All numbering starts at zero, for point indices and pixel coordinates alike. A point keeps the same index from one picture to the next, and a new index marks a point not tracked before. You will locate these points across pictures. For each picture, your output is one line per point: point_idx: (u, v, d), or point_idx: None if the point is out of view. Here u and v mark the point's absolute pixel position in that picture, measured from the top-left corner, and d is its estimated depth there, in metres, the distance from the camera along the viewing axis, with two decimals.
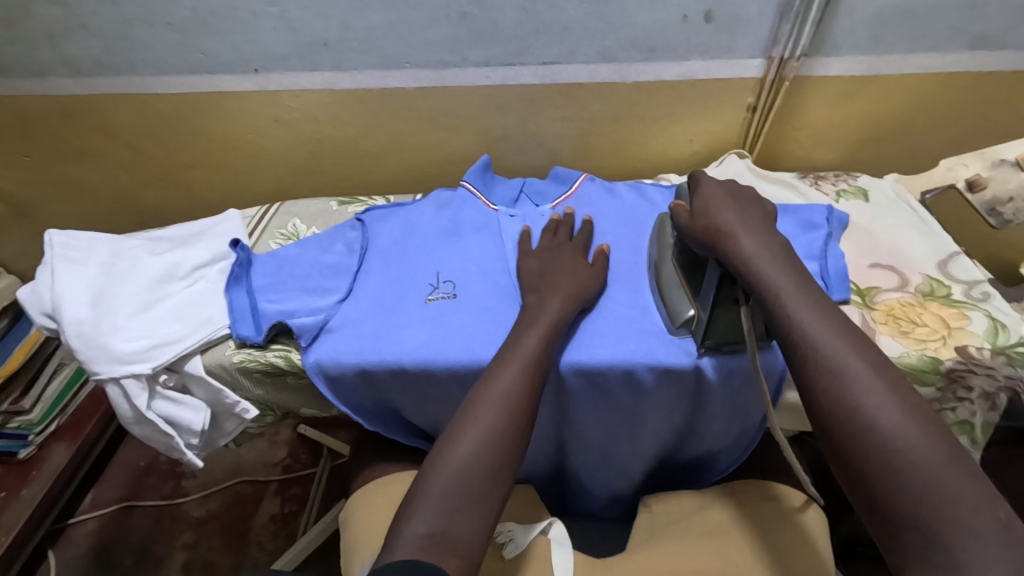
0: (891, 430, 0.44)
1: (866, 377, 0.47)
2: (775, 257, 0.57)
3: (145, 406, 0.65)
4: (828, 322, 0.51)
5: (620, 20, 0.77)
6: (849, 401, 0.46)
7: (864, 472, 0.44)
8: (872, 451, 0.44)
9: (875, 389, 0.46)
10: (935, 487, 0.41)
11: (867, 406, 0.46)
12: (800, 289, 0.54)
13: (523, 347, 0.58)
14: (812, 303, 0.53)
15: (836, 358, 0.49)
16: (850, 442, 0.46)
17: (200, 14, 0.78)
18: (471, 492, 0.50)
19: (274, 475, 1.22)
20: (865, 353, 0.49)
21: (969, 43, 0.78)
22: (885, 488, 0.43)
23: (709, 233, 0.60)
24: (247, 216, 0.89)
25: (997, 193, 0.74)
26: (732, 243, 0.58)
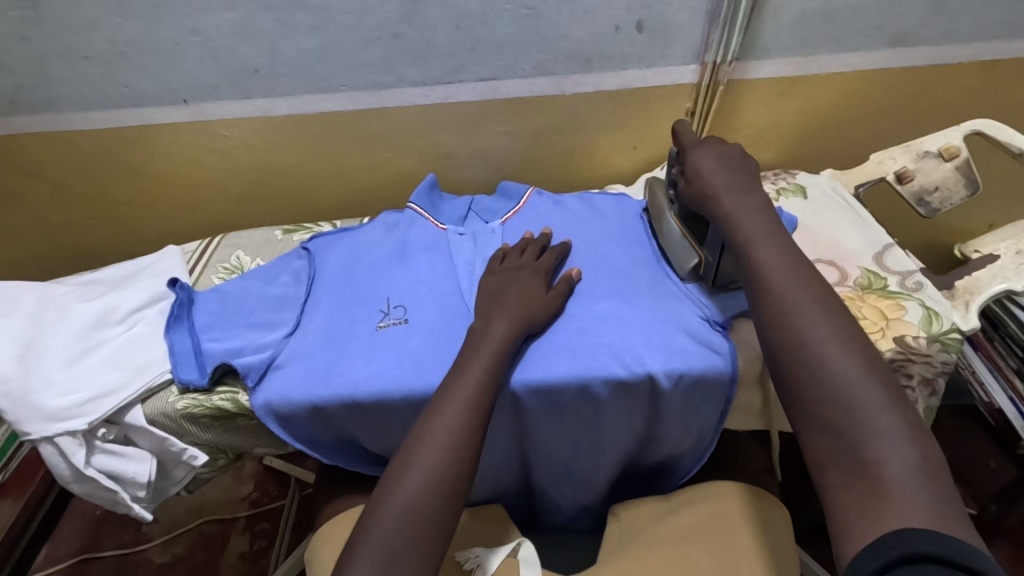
0: (802, 320, 0.52)
1: (792, 278, 0.55)
2: (740, 189, 0.63)
3: (83, 463, 0.62)
4: (768, 234, 0.59)
5: (554, 34, 0.78)
6: (780, 298, 0.54)
7: (779, 357, 0.52)
8: (788, 340, 0.52)
9: (796, 287, 0.54)
10: (833, 367, 0.49)
11: (789, 303, 0.53)
12: (751, 210, 0.62)
13: (467, 378, 0.58)
14: (759, 217, 0.61)
15: (765, 262, 0.57)
16: (768, 330, 0.54)
17: (120, 47, 0.75)
18: (415, 537, 0.51)
19: (241, 512, 1.17)
20: (799, 260, 0.57)
21: (888, 41, 0.81)
22: (792, 368, 0.51)
23: (696, 191, 0.65)
24: (188, 251, 0.86)
25: (924, 184, 0.77)
26: (708, 189, 0.64)
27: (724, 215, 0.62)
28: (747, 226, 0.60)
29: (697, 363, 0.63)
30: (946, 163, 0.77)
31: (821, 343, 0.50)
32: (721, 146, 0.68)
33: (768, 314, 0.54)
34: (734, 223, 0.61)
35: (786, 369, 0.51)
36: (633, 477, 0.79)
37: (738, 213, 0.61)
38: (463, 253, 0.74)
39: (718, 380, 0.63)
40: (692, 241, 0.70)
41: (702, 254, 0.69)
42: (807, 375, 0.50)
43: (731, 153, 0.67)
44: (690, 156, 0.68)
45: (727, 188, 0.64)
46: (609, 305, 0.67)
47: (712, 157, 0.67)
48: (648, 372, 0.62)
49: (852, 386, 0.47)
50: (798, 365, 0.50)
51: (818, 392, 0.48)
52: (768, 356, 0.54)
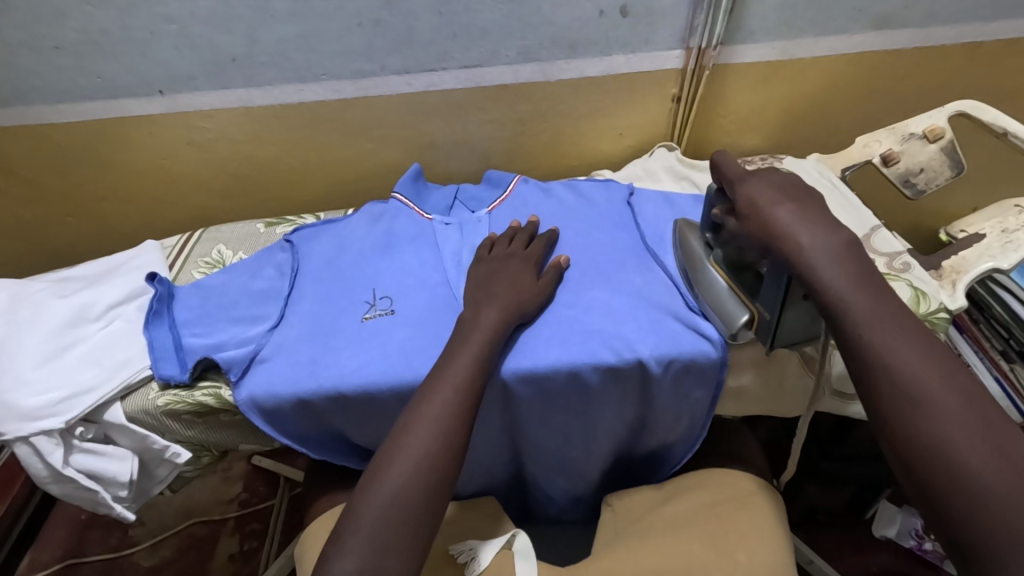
0: (949, 427, 0.42)
1: (915, 360, 0.45)
2: (816, 225, 0.53)
3: (60, 463, 0.60)
4: (867, 293, 0.49)
5: (538, 19, 0.77)
6: (908, 392, 0.44)
7: (922, 474, 0.42)
8: (934, 456, 0.41)
9: (926, 373, 0.44)
10: (1011, 502, 0.38)
11: (923, 399, 0.43)
12: (839, 256, 0.50)
13: (456, 366, 0.57)
14: (847, 272, 0.50)
15: (880, 341, 0.46)
16: (896, 432, 0.43)
17: (92, 37, 0.73)
18: (403, 525, 0.50)
19: (231, 512, 1.15)
20: (916, 333, 0.46)
21: (872, 23, 0.81)
22: (947, 495, 0.40)
23: (759, 229, 0.54)
24: (167, 246, 0.84)
25: (909, 166, 0.78)
26: (779, 228, 0.53)
27: (808, 265, 0.51)
28: (843, 284, 0.49)
29: (687, 348, 0.62)
30: (930, 145, 0.76)
31: (982, 461, 0.40)
32: (777, 176, 0.58)
33: (887, 395, 0.45)
34: (823, 278, 0.49)
35: (935, 494, 0.41)
36: (625, 466, 0.79)
37: (823, 255, 0.50)
38: (450, 243, 0.73)
39: (709, 365, 0.63)
40: (740, 294, 0.62)
41: (754, 310, 0.60)
42: (974, 509, 0.39)
43: (791, 183, 0.57)
44: (743, 189, 0.57)
45: (803, 225, 0.52)
46: (598, 292, 0.67)
47: (774, 189, 0.56)
48: (638, 357, 0.61)
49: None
50: (957, 493, 0.40)
51: (998, 534, 0.38)
52: (906, 470, 0.43)
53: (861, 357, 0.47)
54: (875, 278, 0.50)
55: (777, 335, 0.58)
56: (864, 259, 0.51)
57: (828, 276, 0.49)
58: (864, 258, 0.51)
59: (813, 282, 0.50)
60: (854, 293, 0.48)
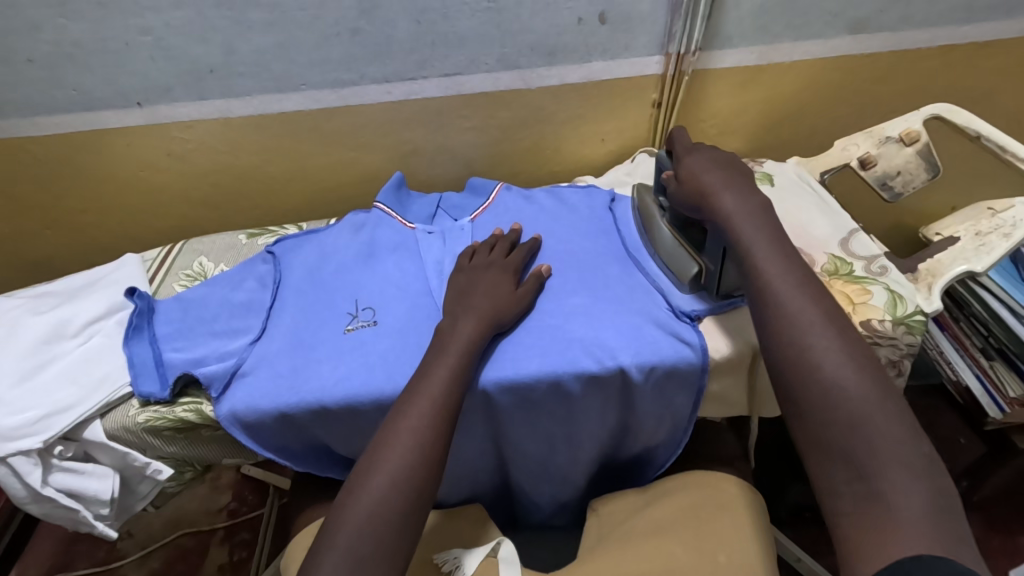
0: (815, 342, 0.49)
1: (795, 290, 0.53)
2: (742, 189, 0.61)
3: (39, 483, 0.60)
4: (770, 239, 0.56)
5: (516, 27, 0.77)
6: (791, 316, 0.51)
7: (788, 377, 0.50)
8: (798, 363, 0.49)
9: (803, 301, 0.52)
10: (851, 397, 0.46)
11: (799, 320, 0.51)
12: (750, 209, 0.59)
13: (433, 379, 0.57)
14: (755, 220, 0.58)
15: (772, 276, 0.54)
16: (774, 346, 0.51)
17: (65, 49, 0.72)
18: (382, 541, 0.50)
19: (219, 523, 1.15)
20: (801, 271, 0.54)
21: (848, 27, 0.82)
22: (805, 396, 0.48)
23: (692, 190, 0.63)
24: (148, 258, 0.83)
25: (886, 169, 0.78)
26: (711, 193, 0.61)
27: (726, 217, 0.59)
28: (751, 229, 0.57)
29: (668, 355, 0.63)
30: (907, 148, 0.77)
31: (836, 369, 0.48)
32: (714, 150, 0.66)
33: (775, 325, 0.52)
34: (734, 227, 0.58)
35: (796, 391, 0.49)
36: (611, 471, 0.79)
37: (740, 214, 0.58)
38: (432, 252, 0.73)
39: (690, 371, 0.63)
40: (689, 249, 0.67)
41: (702, 262, 0.66)
42: (822, 404, 0.47)
43: (725, 157, 0.65)
44: (684, 162, 0.66)
45: (726, 185, 0.61)
46: (579, 300, 0.67)
47: (709, 158, 0.64)
48: (618, 365, 0.61)
49: (868, 416, 0.45)
50: (813, 392, 0.48)
51: (839, 423, 0.46)
52: (773, 375, 0.51)
53: (754, 285, 0.55)
54: (781, 231, 0.58)
55: (723, 281, 0.65)
56: (774, 217, 0.60)
57: (736, 223, 0.58)
58: (774, 216, 0.60)
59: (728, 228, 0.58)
60: (757, 237, 0.56)
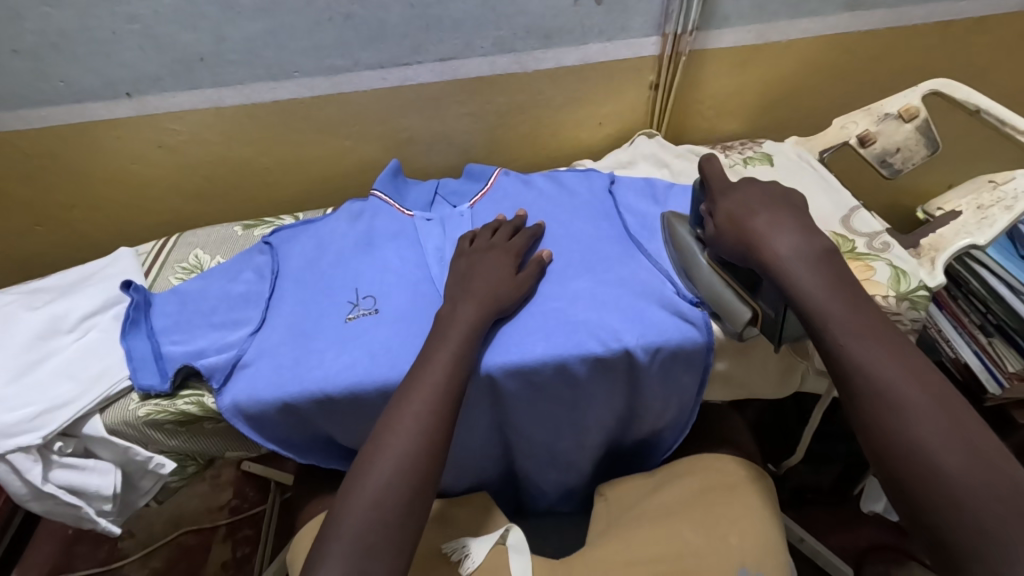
0: (916, 423, 0.47)
1: (884, 363, 0.50)
2: (804, 243, 0.58)
3: (40, 480, 0.59)
4: (844, 303, 0.54)
5: (511, 9, 0.76)
6: (883, 394, 0.49)
7: (896, 466, 0.47)
8: (904, 451, 0.47)
9: (892, 372, 0.50)
10: (972, 492, 0.44)
11: (892, 398, 0.49)
12: (814, 265, 0.56)
13: (434, 365, 0.57)
14: (825, 282, 0.55)
15: (853, 346, 0.51)
16: (871, 430, 0.49)
17: (51, 39, 0.71)
18: (387, 529, 0.50)
19: (221, 519, 1.14)
20: (889, 340, 0.51)
21: (845, 4, 0.81)
22: (920, 494, 0.46)
23: (741, 239, 0.60)
24: (142, 252, 0.82)
25: (885, 146, 0.78)
26: (764, 245, 0.58)
27: (789, 275, 0.56)
28: (823, 295, 0.54)
29: (673, 334, 0.62)
30: (906, 124, 0.77)
31: (947, 456, 0.45)
32: (757, 189, 0.64)
33: (868, 406, 0.49)
34: (801, 289, 0.55)
35: (905, 484, 0.47)
36: (617, 455, 0.79)
37: (799, 265, 0.56)
38: (431, 239, 0.72)
39: (694, 350, 0.63)
40: (741, 291, 0.62)
41: (756, 307, 0.61)
42: (939, 503, 0.45)
43: (768, 196, 0.63)
44: (724, 204, 0.63)
45: (780, 237, 0.58)
46: (582, 283, 0.66)
47: (754, 203, 0.62)
48: (622, 346, 0.61)
49: (993, 512, 0.43)
50: (927, 485, 0.45)
51: (962, 521, 0.44)
52: (873, 458, 0.49)
53: (836, 358, 0.52)
54: (849, 285, 0.55)
55: (784, 330, 0.60)
56: (839, 265, 0.57)
57: (803, 285, 0.55)
58: (840, 265, 0.57)
59: (796, 292, 0.55)
60: (830, 303, 0.53)
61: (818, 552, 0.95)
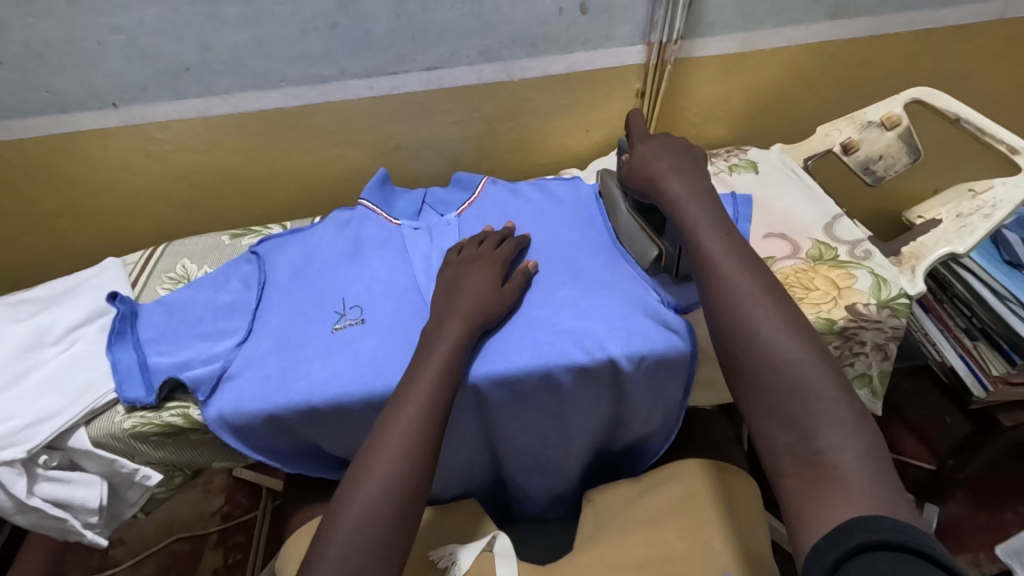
0: (752, 307, 0.51)
1: (728, 257, 0.54)
2: (693, 176, 0.63)
3: (24, 493, 0.59)
4: (711, 216, 0.58)
5: (497, 18, 0.76)
6: (726, 289, 0.52)
7: (732, 347, 0.50)
8: (740, 331, 0.50)
9: (742, 272, 0.53)
10: (786, 362, 0.47)
11: (736, 290, 0.52)
12: (698, 196, 0.61)
13: (421, 381, 0.57)
14: (708, 207, 0.60)
15: (714, 250, 0.55)
16: (717, 320, 0.52)
17: (35, 49, 0.71)
18: (375, 551, 0.50)
19: (212, 526, 1.14)
20: (739, 243, 0.56)
21: (828, 13, 0.82)
22: (745, 362, 0.49)
23: (643, 178, 0.65)
24: (129, 262, 0.82)
25: (868, 154, 0.79)
26: (661, 184, 0.63)
27: (674, 201, 0.61)
28: (692, 209, 0.59)
29: (657, 344, 0.63)
30: (888, 131, 0.78)
31: (772, 334, 0.49)
32: (668, 139, 0.68)
33: (712, 296, 0.53)
34: (686, 212, 0.59)
35: (737, 361, 0.50)
36: (604, 461, 0.79)
37: (687, 196, 0.60)
38: (418, 248, 0.73)
39: (679, 359, 0.63)
40: (650, 233, 0.69)
41: (661, 245, 0.67)
42: (761, 371, 0.48)
43: (677, 146, 0.67)
44: (637, 150, 0.68)
45: (677, 177, 0.63)
46: (567, 293, 0.67)
47: (659, 149, 0.66)
48: (608, 357, 0.61)
49: (802, 378, 0.46)
50: (751, 358, 0.49)
51: (779, 388, 0.47)
52: (717, 344, 0.52)
53: (697, 262, 0.56)
54: (721, 209, 0.60)
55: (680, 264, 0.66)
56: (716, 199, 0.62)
57: (688, 208, 0.59)
58: (716, 199, 0.61)
59: (679, 213, 0.60)
60: (702, 218, 0.58)
61: None
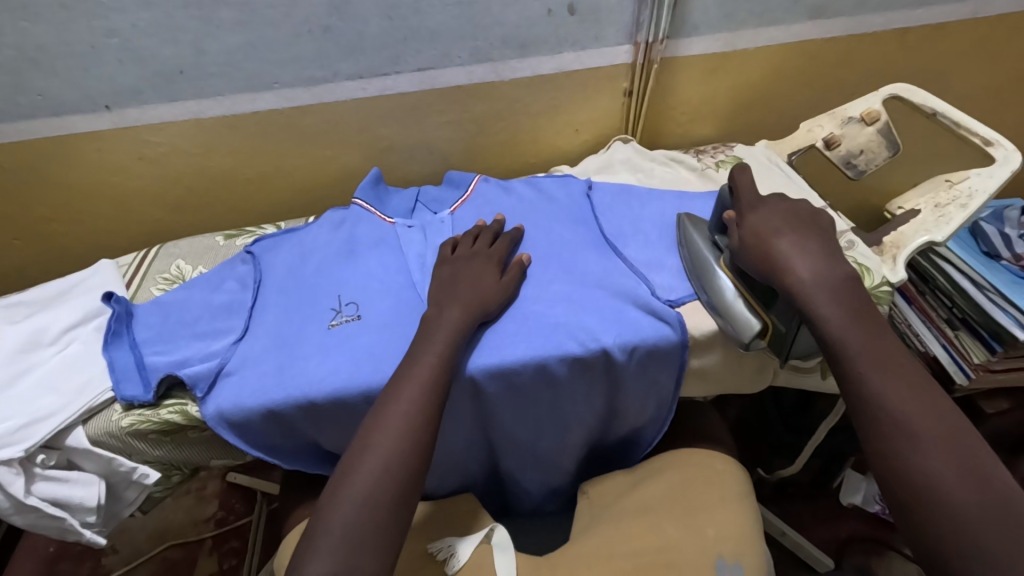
0: (932, 458, 0.47)
1: (896, 388, 0.51)
2: (819, 259, 0.59)
3: (23, 492, 0.59)
4: (860, 328, 0.54)
5: (487, 20, 0.78)
6: (892, 424, 0.49)
7: (907, 502, 0.47)
8: (904, 472, 0.47)
9: (902, 398, 0.50)
10: (979, 523, 0.44)
11: (913, 432, 0.48)
12: (836, 289, 0.56)
13: (421, 365, 0.58)
14: (845, 305, 0.55)
15: (874, 377, 0.51)
16: (886, 463, 0.49)
17: (29, 53, 0.71)
18: (375, 528, 0.51)
19: (207, 532, 1.13)
20: (902, 367, 0.52)
21: (808, 13, 0.84)
22: (918, 510, 0.46)
23: (765, 257, 0.60)
24: (123, 264, 0.82)
25: (850, 148, 0.81)
26: (787, 272, 0.58)
27: (804, 293, 0.57)
28: (832, 310, 0.55)
29: (649, 333, 0.64)
30: (868, 126, 0.80)
31: (967, 497, 0.45)
32: (787, 208, 0.64)
33: (876, 428, 0.50)
34: (821, 312, 0.55)
35: (918, 520, 0.46)
36: (599, 454, 0.80)
37: (818, 286, 0.56)
38: (412, 246, 0.74)
39: (670, 348, 0.65)
40: (753, 303, 0.63)
41: (769, 321, 0.62)
42: (947, 535, 0.44)
43: (794, 216, 0.63)
44: (749, 219, 0.64)
45: (804, 260, 0.59)
46: (560, 285, 0.68)
47: (778, 220, 0.63)
48: (601, 346, 0.63)
49: (1002, 549, 0.43)
50: (929, 510, 0.46)
51: (971, 558, 0.43)
52: (881, 485, 0.49)
53: (853, 383, 0.52)
54: (870, 312, 0.56)
55: (793, 344, 0.62)
56: (858, 290, 0.58)
57: (823, 311, 0.55)
58: (860, 291, 0.58)
59: (812, 314, 0.55)
60: (846, 328, 0.54)
61: (800, 544, 0.99)
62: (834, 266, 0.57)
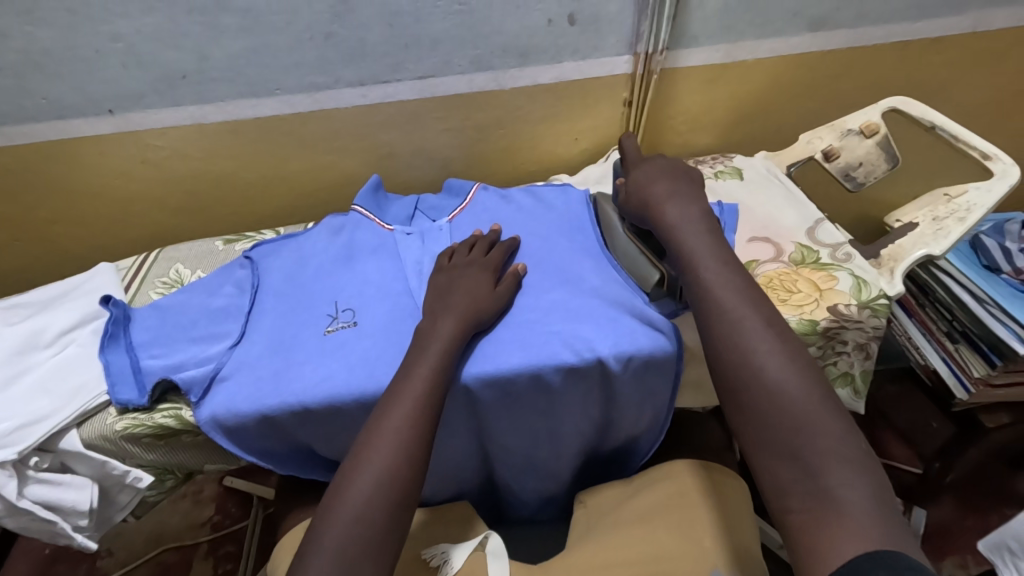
0: (754, 342, 0.53)
1: (734, 292, 0.56)
2: (687, 199, 0.66)
3: (14, 495, 0.58)
4: (711, 246, 0.61)
5: (487, 30, 0.78)
6: (729, 315, 0.55)
7: (733, 386, 0.53)
8: (736, 357, 0.53)
9: (740, 302, 0.56)
10: (791, 397, 0.49)
11: (737, 318, 0.54)
12: (696, 221, 0.63)
13: (415, 378, 0.58)
14: (699, 228, 0.62)
15: (711, 279, 0.57)
16: (719, 353, 0.54)
17: (34, 57, 0.72)
18: (369, 541, 0.51)
19: (203, 536, 1.13)
20: (742, 276, 0.58)
21: (807, 25, 0.85)
22: (743, 388, 0.52)
23: (641, 204, 0.68)
24: (123, 267, 0.82)
25: (849, 160, 0.82)
26: (658, 211, 0.66)
27: (670, 223, 0.64)
28: (689, 236, 0.62)
29: (645, 344, 0.64)
30: (868, 139, 0.81)
31: (782, 378, 0.50)
32: (662, 164, 0.72)
33: (712, 322, 0.55)
34: (679, 236, 0.62)
35: (742, 396, 0.52)
36: (595, 463, 0.80)
37: (681, 219, 0.63)
38: (410, 253, 0.74)
39: (666, 360, 0.64)
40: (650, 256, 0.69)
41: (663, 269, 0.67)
42: (767, 413, 0.50)
43: (671, 168, 0.71)
44: (632, 178, 0.72)
45: (672, 206, 0.65)
46: (557, 295, 0.68)
47: (655, 173, 0.70)
48: (596, 358, 0.63)
49: (805, 418, 0.48)
50: (755, 389, 0.51)
51: (788, 427, 0.48)
52: (715, 376, 0.55)
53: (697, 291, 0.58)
54: (721, 238, 0.62)
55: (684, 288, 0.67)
56: (714, 221, 0.65)
57: (681, 235, 0.62)
58: (716, 222, 0.64)
59: (673, 240, 0.62)
60: (699, 247, 0.60)
61: None
62: (697, 205, 0.64)
